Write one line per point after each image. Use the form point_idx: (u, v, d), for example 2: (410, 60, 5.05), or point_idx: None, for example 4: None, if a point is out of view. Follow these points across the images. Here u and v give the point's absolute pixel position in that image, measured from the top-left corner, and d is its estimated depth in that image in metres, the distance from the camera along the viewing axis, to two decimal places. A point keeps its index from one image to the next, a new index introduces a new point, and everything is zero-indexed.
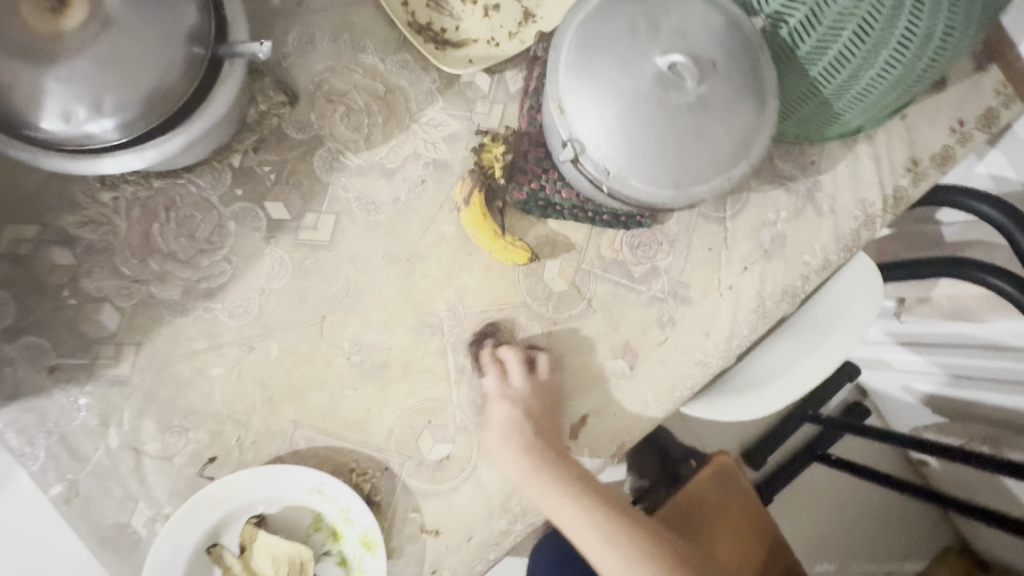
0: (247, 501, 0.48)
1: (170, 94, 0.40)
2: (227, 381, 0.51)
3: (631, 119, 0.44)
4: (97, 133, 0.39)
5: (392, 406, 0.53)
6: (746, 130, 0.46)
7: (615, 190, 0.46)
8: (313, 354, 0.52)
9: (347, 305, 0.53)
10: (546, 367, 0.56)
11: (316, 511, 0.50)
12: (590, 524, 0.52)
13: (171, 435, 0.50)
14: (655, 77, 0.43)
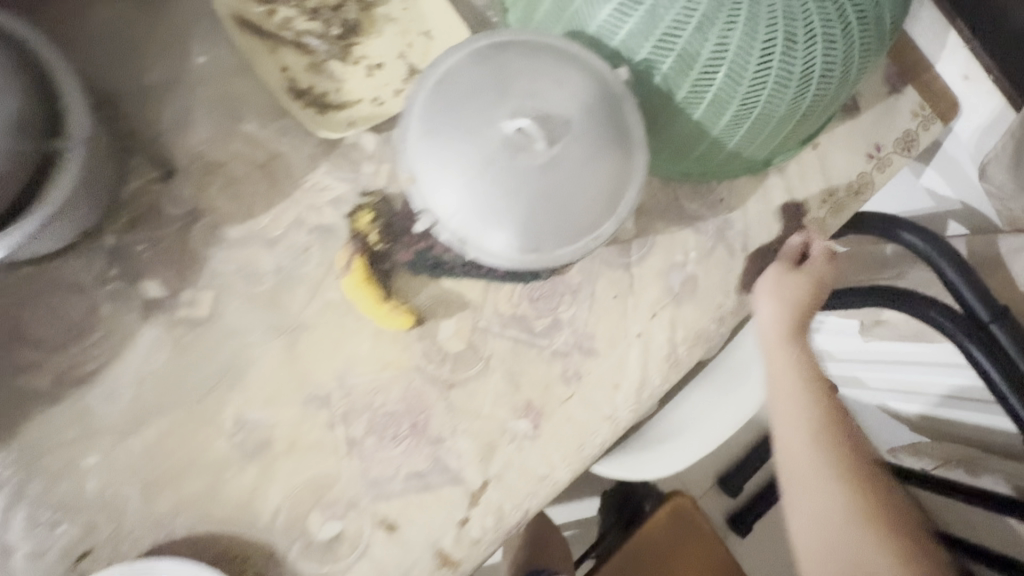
0: None
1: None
2: (102, 469, 0.49)
3: (482, 186, 0.42)
4: None
5: (277, 485, 0.51)
6: (609, 186, 0.45)
7: (476, 256, 0.44)
8: (193, 435, 0.51)
9: (229, 381, 0.52)
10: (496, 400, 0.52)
11: None
12: (804, 437, 0.54)
13: (43, 530, 0.48)
14: (502, 142, 0.42)
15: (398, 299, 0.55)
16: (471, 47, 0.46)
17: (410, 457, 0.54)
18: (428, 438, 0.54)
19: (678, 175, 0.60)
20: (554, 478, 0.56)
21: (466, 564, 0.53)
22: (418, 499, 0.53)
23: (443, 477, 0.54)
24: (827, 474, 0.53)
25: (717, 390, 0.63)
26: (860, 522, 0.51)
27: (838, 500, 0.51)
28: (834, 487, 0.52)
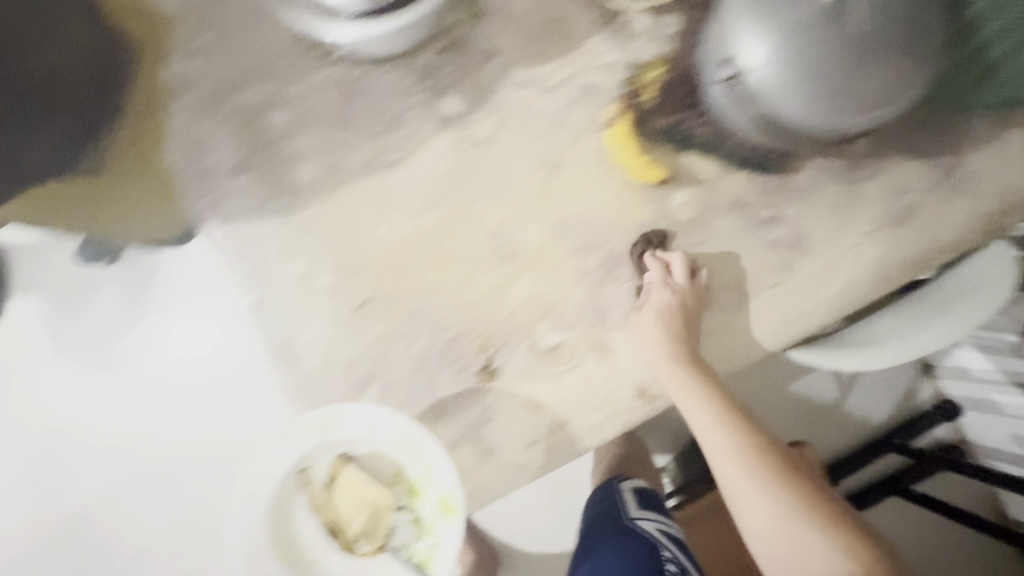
0: (343, 436, 0.58)
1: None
2: (387, 240, 0.59)
3: (786, 43, 0.48)
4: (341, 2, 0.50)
5: (517, 290, 0.60)
6: (909, 64, 0.47)
7: (762, 109, 0.51)
8: (461, 232, 0.60)
9: (494, 197, 0.60)
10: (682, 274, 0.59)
11: (399, 465, 0.60)
12: (728, 446, 0.53)
13: (339, 275, 0.59)
14: (817, 7, 0.47)
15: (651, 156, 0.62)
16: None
17: (628, 299, 0.60)
18: (648, 286, 0.61)
19: (927, 96, 0.60)
20: (748, 351, 0.60)
21: (660, 401, 0.60)
22: (630, 334, 0.60)
23: None
24: (751, 472, 0.51)
25: (919, 312, 0.62)
26: (790, 500, 0.48)
27: (781, 497, 0.49)
28: (773, 488, 0.49)
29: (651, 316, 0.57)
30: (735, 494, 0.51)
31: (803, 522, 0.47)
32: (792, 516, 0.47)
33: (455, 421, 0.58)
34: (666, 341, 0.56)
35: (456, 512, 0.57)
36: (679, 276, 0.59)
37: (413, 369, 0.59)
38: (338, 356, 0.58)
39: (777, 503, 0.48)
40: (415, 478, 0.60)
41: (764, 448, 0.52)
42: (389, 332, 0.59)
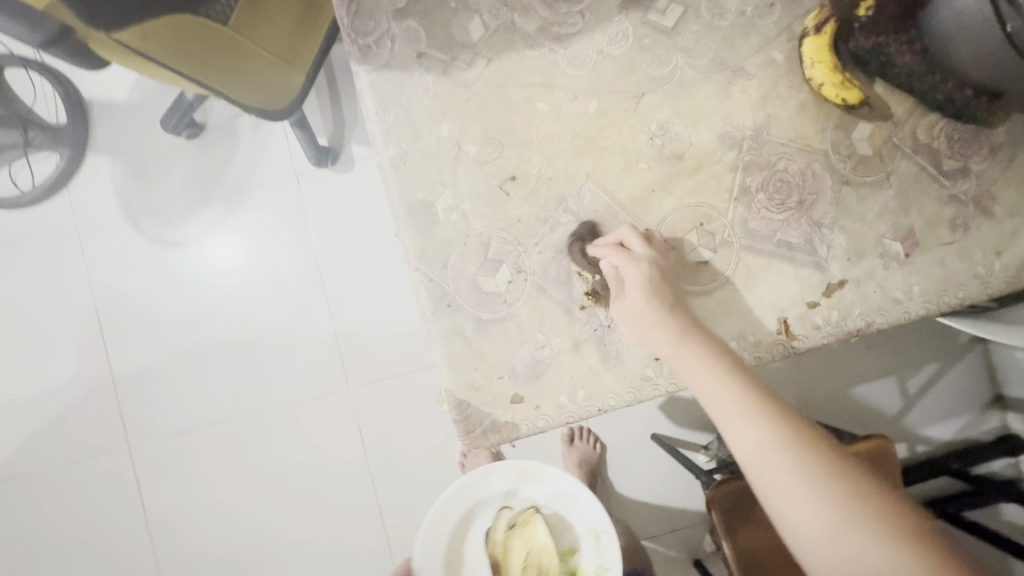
0: (554, 490, 0.76)
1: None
2: (547, 117, 0.55)
3: None
4: None
5: (673, 195, 0.56)
6: None
7: None
8: (623, 124, 0.56)
9: (666, 91, 0.56)
10: (640, 243, 0.53)
11: (574, 546, 0.77)
12: (743, 422, 0.45)
13: (488, 145, 0.55)
14: None
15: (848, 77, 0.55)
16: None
17: (787, 227, 0.56)
18: (810, 218, 0.56)
19: None
20: (905, 307, 0.56)
21: (800, 343, 0.56)
22: (782, 265, 0.56)
23: (809, 257, 0.56)
24: (777, 456, 0.43)
25: None
26: (820, 493, 0.41)
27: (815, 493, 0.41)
28: (795, 478, 0.42)
29: (634, 292, 0.51)
30: (763, 488, 0.43)
31: (833, 513, 0.40)
32: (832, 517, 0.40)
33: (585, 320, 0.55)
34: (657, 314, 0.50)
35: None
36: (636, 246, 0.53)
37: (550, 258, 0.55)
38: (475, 229, 0.54)
39: (810, 497, 0.41)
40: (581, 564, 0.77)
41: (794, 435, 0.44)
42: (533, 214, 0.55)
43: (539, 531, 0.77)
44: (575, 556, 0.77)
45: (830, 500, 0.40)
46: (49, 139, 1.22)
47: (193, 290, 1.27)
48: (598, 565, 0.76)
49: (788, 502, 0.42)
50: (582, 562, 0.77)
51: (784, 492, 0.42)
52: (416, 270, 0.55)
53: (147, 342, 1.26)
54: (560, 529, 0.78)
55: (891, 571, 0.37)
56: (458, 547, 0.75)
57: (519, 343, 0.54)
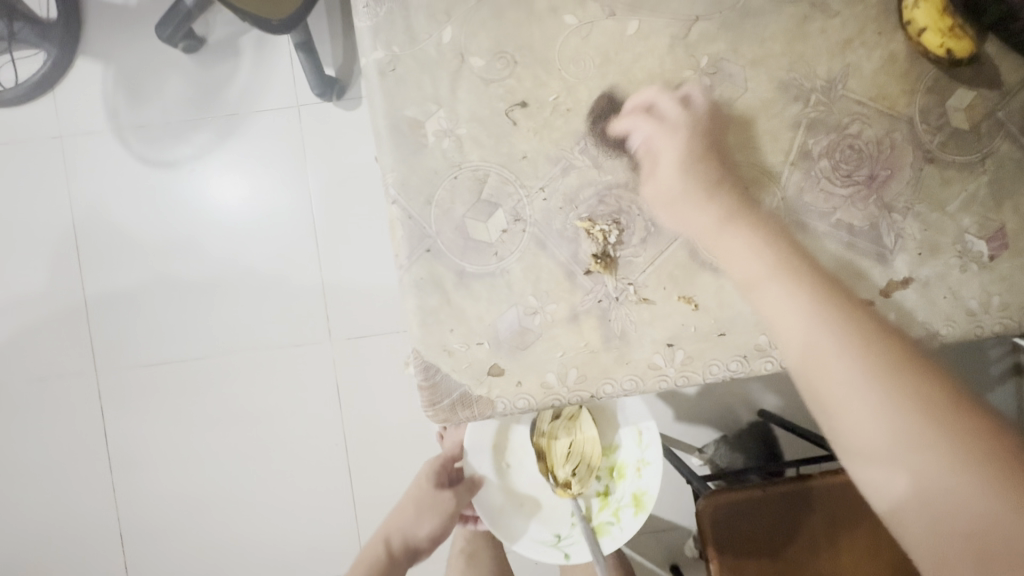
0: None
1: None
2: (574, 35, 0.45)
3: None
4: None
5: (716, 150, 0.45)
6: None
7: None
8: (667, 54, 0.45)
9: (725, 21, 0.45)
10: (674, 107, 0.45)
11: (615, 443, 0.67)
12: (825, 338, 0.41)
13: (496, 60, 0.45)
14: None
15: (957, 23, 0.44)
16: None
17: (850, 206, 0.46)
18: (880, 199, 0.46)
19: None
20: (979, 320, 0.46)
21: None
22: (835, 252, 0.46)
23: (871, 246, 0.46)
24: (856, 378, 0.39)
25: None
26: (896, 408, 0.38)
27: (908, 423, 0.38)
28: (878, 395, 0.39)
29: (662, 182, 0.44)
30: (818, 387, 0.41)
31: (905, 430, 0.38)
32: (911, 446, 0.37)
33: (588, 287, 0.45)
34: (691, 216, 0.44)
35: (645, 507, 0.64)
36: (669, 109, 0.45)
37: (556, 208, 0.45)
38: (470, 161, 0.45)
39: (892, 423, 0.38)
40: (623, 463, 0.66)
41: (888, 356, 0.40)
42: (542, 152, 0.45)
43: (587, 420, 0.65)
44: (617, 451, 0.67)
45: (917, 425, 0.38)
46: (37, 34, 1.12)
47: (178, 217, 1.18)
48: (641, 459, 0.66)
49: (861, 421, 0.39)
50: (624, 458, 0.66)
51: (866, 423, 0.39)
52: (393, 202, 0.45)
53: (124, 267, 1.18)
54: (606, 424, 0.67)
55: (961, 485, 0.36)
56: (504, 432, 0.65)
57: (507, 305, 0.45)
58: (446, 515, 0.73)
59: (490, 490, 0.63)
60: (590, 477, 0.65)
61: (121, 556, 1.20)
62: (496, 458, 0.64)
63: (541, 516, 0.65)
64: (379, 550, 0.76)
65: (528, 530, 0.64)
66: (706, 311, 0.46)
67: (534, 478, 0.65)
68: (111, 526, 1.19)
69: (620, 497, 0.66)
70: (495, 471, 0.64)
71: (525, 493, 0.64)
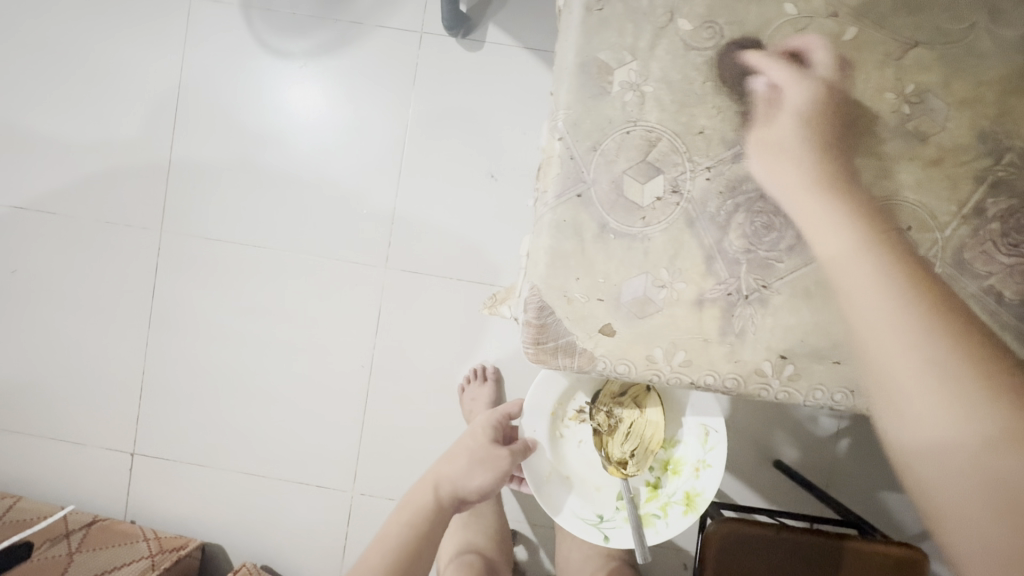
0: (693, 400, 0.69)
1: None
2: (790, 25, 0.43)
3: None
4: None
5: (891, 181, 0.44)
6: None
7: None
8: (875, 71, 0.44)
9: (942, 54, 0.43)
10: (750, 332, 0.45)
11: (675, 438, 0.70)
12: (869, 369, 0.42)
13: (706, 28, 0.44)
14: None
15: None
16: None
17: (1007, 276, 0.44)
18: None
19: None
20: None
21: None
22: (977, 316, 0.45)
23: (1015, 323, 0.44)
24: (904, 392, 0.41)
25: None
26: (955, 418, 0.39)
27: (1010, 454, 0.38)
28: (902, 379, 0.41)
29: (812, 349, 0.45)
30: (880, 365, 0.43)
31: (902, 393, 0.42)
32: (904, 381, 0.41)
33: (722, 278, 0.45)
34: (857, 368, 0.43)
35: (698, 510, 0.67)
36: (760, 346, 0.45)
37: (716, 190, 0.44)
38: (647, 121, 0.44)
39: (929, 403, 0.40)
40: (678, 460, 0.70)
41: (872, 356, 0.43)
42: (720, 133, 0.44)
43: (653, 409, 0.70)
44: (678, 447, 0.70)
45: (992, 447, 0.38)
46: None
47: (274, 109, 1.20)
48: (700, 461, 0.69)
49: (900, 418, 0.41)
50: (682, 455, 0.70)
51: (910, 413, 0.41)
52: (559, 139, 0.45)
53: (214, 139, 1.20)
54: (671, 418, 0.70)
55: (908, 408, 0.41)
56: (565, 402, 0.71)
57: (638, 271, 0.45)
58: (502, 472, 0.70)
59: (545, 456, 0.71)
60: (646, 462, 0.70)
61: (136, 410, 1.24)
62: (553, 426, 0.72)
63: (586, 494, 0.70)
64: (427, 498, 0.70)
65: (574, 503, 0.70)
66: (830, 332, 0.45)
67: (587, 456, 0.72)
68: (133, 380, 1.24)
69: (669, 493, 0.69)
70: (553, 439, 0.72)
71: (573, 466, 0.71)
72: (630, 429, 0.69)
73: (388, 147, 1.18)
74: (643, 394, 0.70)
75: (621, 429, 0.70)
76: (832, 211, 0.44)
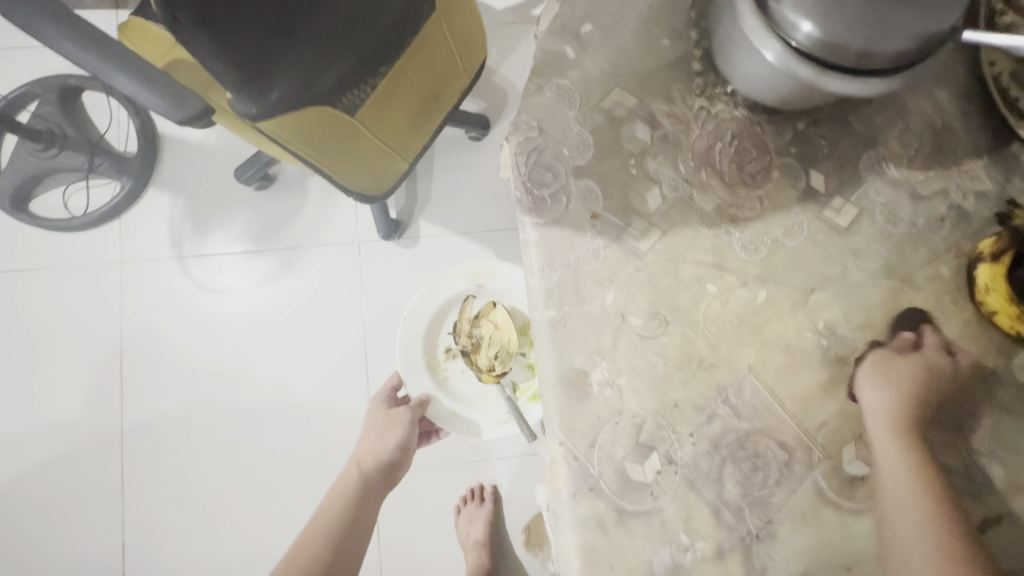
0: (494, 286, 0.97)
1: (884, 42, 0.43)
2: (716, 300, 0.53)
3: None
4: (803, 31, 0.45)
5: (834, 400, 0.53)
6: None
7: None
8: (791, 318, 0.53)
9: (832, 291, 0.54)
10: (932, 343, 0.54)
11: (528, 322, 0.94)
12: (909, 492, 0.49)
13: (652, 319, 0.52)
14: None
15: None
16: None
17: (945, 451, 0.53)
18: (968, 445, 0.54)
19: None
20: None
21: None
22: (937, 490, 0.53)
23: (965, 487, 0.53)
24: (905, 491, 0.48)
25: None
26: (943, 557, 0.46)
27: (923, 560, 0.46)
28: (914, 490, 0.48)
29: (883, 361, 0.53)
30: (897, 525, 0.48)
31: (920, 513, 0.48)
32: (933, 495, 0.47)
33: (732, 525, 0.50)
34: (901, 395, 0.51)
35: None
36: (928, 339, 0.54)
37: (704, 450, 0.51)
38: (629, 408, 0.51)
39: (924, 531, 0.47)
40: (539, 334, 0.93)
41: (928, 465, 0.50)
42: (690, 401, 0.51)
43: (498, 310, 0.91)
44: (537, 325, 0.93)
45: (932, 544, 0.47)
46: (114, 168, 1.19)
47: (221, 345, 1.19)
48: None
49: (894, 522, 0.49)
50: None
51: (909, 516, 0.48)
52: (560, 443, 0.50)
53: (165, 393, 1.17)
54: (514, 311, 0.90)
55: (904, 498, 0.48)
56: (434, 344, 0.98)
57: (661, 543, 0.49)
58: (404, 421, 0.94)
59: (444, 400, 0.95)
60: (510, 360, 0.88)
61: None
62: (436, 374, 0.97)
63: (489, 405, 0.96)
64: (354, 472, 0.91)
65: (486, 414, 0.95)
66: (839, 545, 0.50)
67: (470, 378, 0.96)
68: None
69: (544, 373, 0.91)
70: (442, 385, 0.96)
71: (465, 391, 0.96)
72: (490, 338, 0.89)
73: (349, 354, 1.20)
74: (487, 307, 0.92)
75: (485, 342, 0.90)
76: (917, 362, 0.53)
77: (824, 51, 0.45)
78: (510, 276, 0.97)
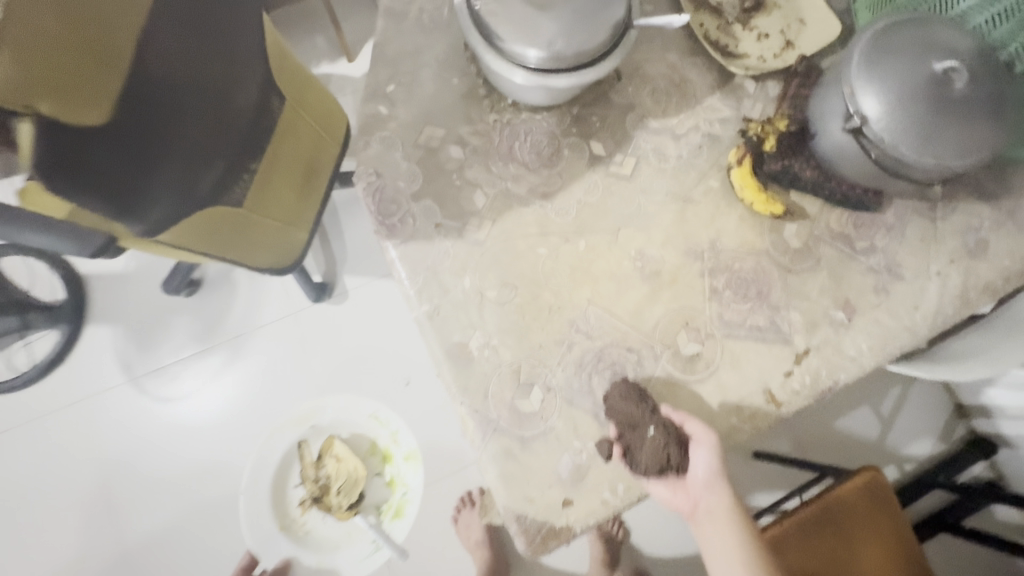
0: (330, 419, 1.25)
1: (587, 40, 0.60)
2: (548, 258, 0.67)
3: (898, 83, 0.59)
4: (529, 57, 0.61)
5: (661, 304, 0.68)
6: (914, 87, 0.58)
7: (879, 133, 0.60)
8: (609, 253, 0.68)
9: (634, 224, 0.70)
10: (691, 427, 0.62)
11: (372, 439, 1.25)
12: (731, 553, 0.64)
13: (505, 287, 0.66)
14: (915, 81, 0.58)
15: (772, 194, 0.72)
16: (878, 22, 0.64)
17: (754, 314, 0.69)
18: (769, 304, 0.69)
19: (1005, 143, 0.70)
20: (860, 363, 0.69)
21: (788, 407, 0.67)
22: (756, 346, 0.68)
23: (777, 335, 0.69)
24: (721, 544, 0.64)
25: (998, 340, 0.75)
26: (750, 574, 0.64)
27: None
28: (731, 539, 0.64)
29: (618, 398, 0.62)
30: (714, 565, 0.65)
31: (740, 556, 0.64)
32: None
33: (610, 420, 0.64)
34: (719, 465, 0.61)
35: (416, 459, 1.25)
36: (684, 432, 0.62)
37: (573, 372, 0.65)
38: (506, 360, 0.64)
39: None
40: (384, 447, 1.25)
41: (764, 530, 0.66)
42: (551, 339, 0.65)
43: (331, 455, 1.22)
44: (386, 462, 1.24)
45: None
46: (48, 318, 1.25)
47: (190, 447, 1.27)
48: (391, 433, 1.26)
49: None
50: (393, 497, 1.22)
51: None
52: (462, 404, 0.63)
53: (150, 507, 1.23)
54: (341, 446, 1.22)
55: None
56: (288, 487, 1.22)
57: (561, 453, 0.62)
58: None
59: (304, 554, 1.20)
60: (351, 489, 1.20)
61: None
62: (298, 525, 1.21)
63: (347, 547, 1.21)
64: None
65: (352, 550, 1.20)
66: (692, 409, 0.66)
67: (324, 525, 1.21)
68: None
69: (392, 501, 1.22)
70: (302, 540, 1.20)
71: (326, 532, 1.21)
72: (336, 473, 1.20)
73: None
74: (327, 444, 1.22)
75: (331, 478, 1.21)
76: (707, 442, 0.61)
77: (548, 64, 0.62)
78: (340, 413, 1.26)
